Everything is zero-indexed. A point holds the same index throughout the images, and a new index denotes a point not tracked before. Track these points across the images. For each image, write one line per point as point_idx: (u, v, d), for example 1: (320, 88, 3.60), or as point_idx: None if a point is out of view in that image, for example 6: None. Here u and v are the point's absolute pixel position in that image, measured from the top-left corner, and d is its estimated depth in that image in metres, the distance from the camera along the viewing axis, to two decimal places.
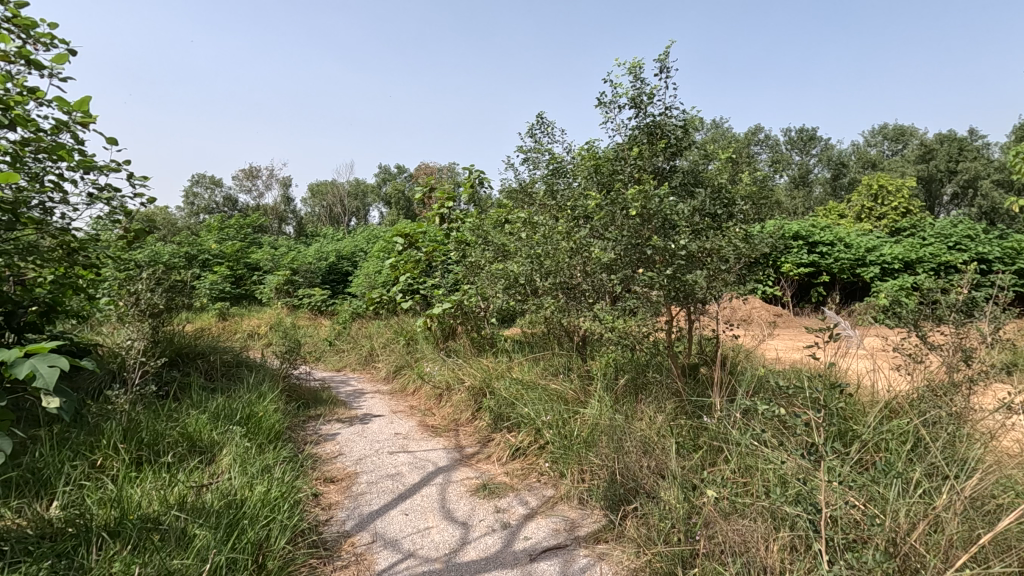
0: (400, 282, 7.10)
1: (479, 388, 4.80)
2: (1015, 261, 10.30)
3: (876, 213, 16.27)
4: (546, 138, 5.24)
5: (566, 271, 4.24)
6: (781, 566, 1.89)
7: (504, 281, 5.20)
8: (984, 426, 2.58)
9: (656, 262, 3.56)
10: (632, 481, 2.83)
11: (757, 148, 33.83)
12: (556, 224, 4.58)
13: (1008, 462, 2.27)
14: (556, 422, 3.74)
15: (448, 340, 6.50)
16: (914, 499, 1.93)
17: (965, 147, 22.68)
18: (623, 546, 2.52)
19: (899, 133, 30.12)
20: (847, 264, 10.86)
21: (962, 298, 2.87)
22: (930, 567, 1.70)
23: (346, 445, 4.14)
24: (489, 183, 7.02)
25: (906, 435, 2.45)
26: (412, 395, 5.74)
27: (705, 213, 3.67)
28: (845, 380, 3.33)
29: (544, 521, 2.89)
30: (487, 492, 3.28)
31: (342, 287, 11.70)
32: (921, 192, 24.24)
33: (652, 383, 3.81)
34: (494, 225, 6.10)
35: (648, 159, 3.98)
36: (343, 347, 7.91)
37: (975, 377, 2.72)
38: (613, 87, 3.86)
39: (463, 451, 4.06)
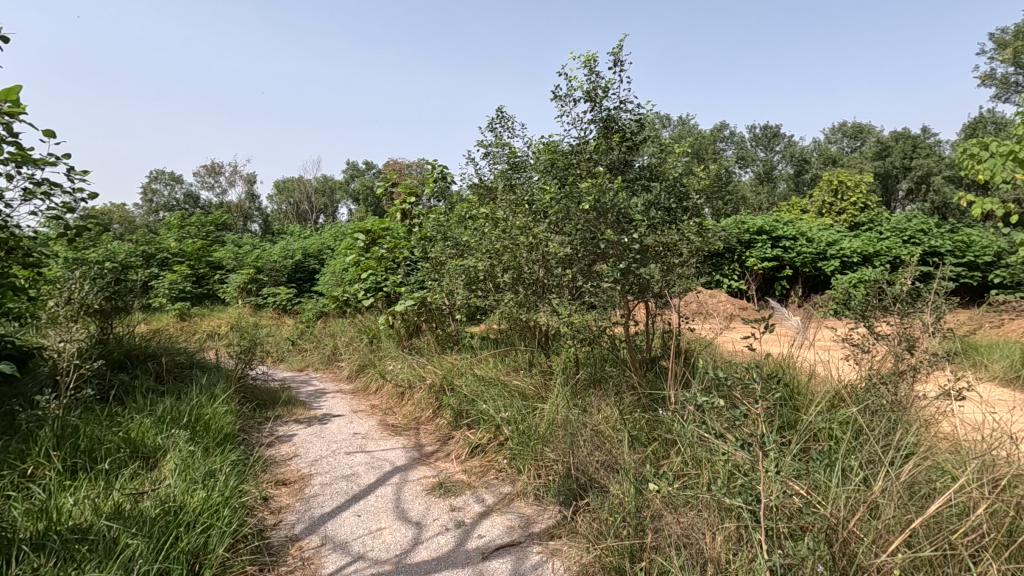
0: (364, 280, 6.97)
1: (440, 386, 4.75)
2: (964, 254, 10.69)
3: (836, 208, 16.71)
4: (506, 131, 5.18)
5: (526, 266, 4.21)
6: (724, 558, 1.90)
7: (466, 277, 5.15)
8: (925, 413, 2.65)
9: (611, 256, 3.56)
10: (585, 476, 2.83)
11: (723, 145, 34.40)
12: (515, 218, 4.54)
13: (944, 446, 2.34)
14: (515, 419, 3.72)
15: (412, 337, 6.42)
16: (853, 487, 1.96)
17: (919, 145, 23.49)
18: (575, 542, 2.51)
19: (858, 131, 31.01)
20: (809, 258, 11.12)
21: (906, 289, 2.94)
22: (865, 552, 1.72)
23: (302, 446, 4.04)
24: (453, 178, 6.94)
25: (849, 424, 2.50)
26: (374, 393, 5.64)
27: (661, 206, 3.70)
28: (797, 371, 3.39)
29: (499, 519, 2.86)
30: (443, 490, 3.23)
31: (309, 285, 11.46)
32: (878, 188, 25.02)
33: (610, 378, 3.82)
34: (457, 221, 6.03)
35: (605, 153, 3.90)
36: (306, 345, 7.73)
37: (918, 365, 2.78)
38: (568, 81, 3.83)
39: (423, 449, 4.00)
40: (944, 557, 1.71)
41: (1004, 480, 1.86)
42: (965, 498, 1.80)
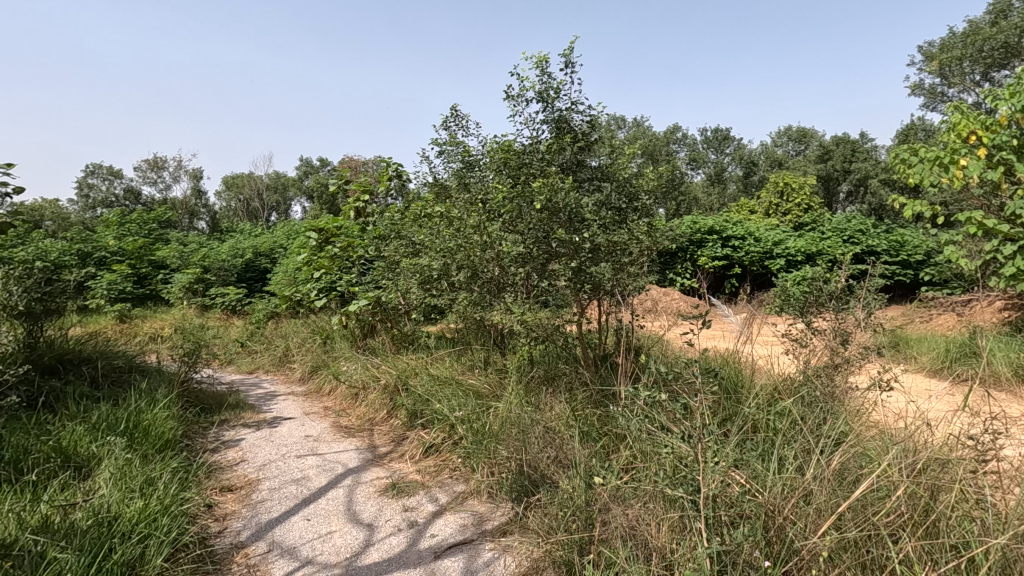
0: (316, 279, 6.80)
1: (395, 386, 4.70)
2: (898, 253, 11.34)
3: (782, 209, 17.39)
4: (461, 130, 5.17)
5: (480, 265, 4.21)
6: (667, 547, 1.97)
7: (420, 276, 5.11)
8: (856, 403, 2.80)
9: (562, 255, 3.62)
10: (537, 472, 2.87)
11: (677, 146, 35.26)
12: (469, 218, 4.54)
13: (872, 433, 2.48)
14: (469, 417, 3.72)
15: (367, 338, 6.32)
16: (789, 474, 2.05)
17: (858, 149, 24.71)
18: (526, 538, 2.54)
19: (802, 134, 32.32)
20: (757, 257, 11.54)
21: (840, 286, 3.10)
22: (798, 535, 1.81)
23: (250, 451, 3.93)
24: (408, 176, 6.87)
25: (785, 416, 2.62)
26: (328, 395, 5.53)
27: (611, 206, 3.79)
28: (741, 366, 3.52)
29: (452, 518, 2.86)
30: (396, 491, 3.20)
31: (260, 285, 11.08)
32: (821, 190, 26.20)
33: (563, 375, 3.88)
34: (412, 219, 5.97)
35: (557, 153, 3.94)
36: (255, 346, 7.50)
37: (851, 358, 2.93)
38: (520, 80, 3.85)
39: (376, 450, 3.95)
40: (870, 538, 1.82)
41: (922, 463, 2.00)
42: (887, 481, 1.93)
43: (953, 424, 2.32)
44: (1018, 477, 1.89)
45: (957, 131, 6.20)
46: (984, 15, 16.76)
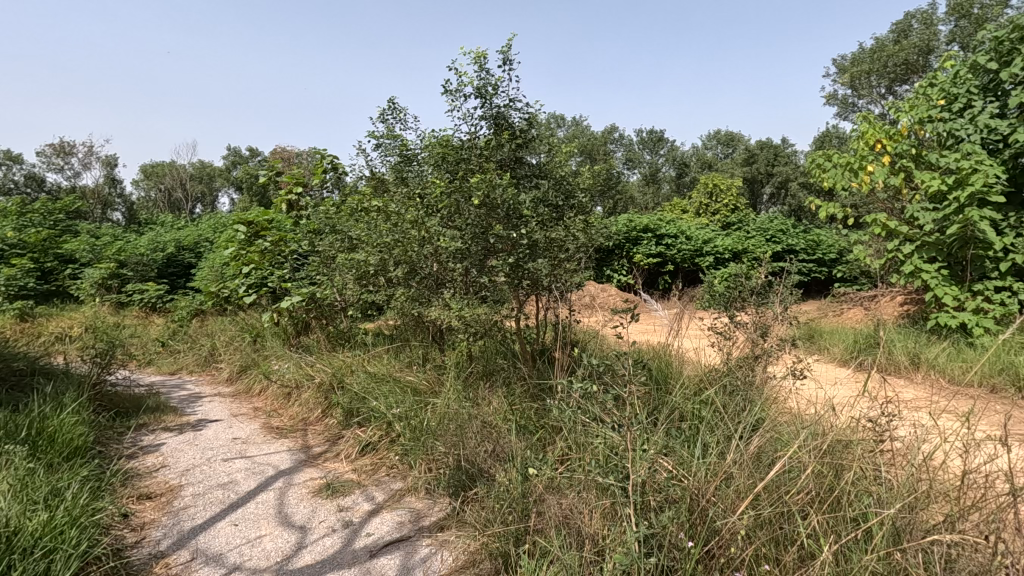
0: (245, 275, 6.49)
1: (330, 385, 4.58)
2: (813, 252, 12.16)
3: (711, 209, 18.22)
4: (398, 123, 5.08)
5: (417, 260, 4.17)
6: (599, 533, 2.04)
7: (356, 271, 5.00)
8: (774, 391, 2.98)
9: (500, 250, 3.65)
10: (474, 466, 2.89)
11: (614, 146, 36.17)
12: (406, 212, 4.48)
13: (786, 419, 2.67)
14: (407, 414, 3.69)
15: (300, 335, 6.10)
16: (711, 459, 2.18)
17: (779, 154, 26.24)
18: (463, 532, 2.55)
19: (730, 138, 33.96)
20: (688, 254, 12.03)
21: (760, 282, 3.30)
22: (720, 516, 1.93)
23: (172, 456, 3.71)
24: (344, 169, 6.68)
25: (709, 405, 2.77)
26: (258, 395, 5.30)
27: (549, 203, 3.86)
28: (671, 358, 3.68)
29: (388, 516, 2.84)
30: (331, 491, 3.13)
31: (183, 280, 10.43)
32: (747, 192, 27.66)
33: (501, 371, 3.91)
34: (348, 213, 5.81)
35: (495, 150, 3.95)
36: (178, 346, 7.07)
37: (770, 350, 3.13)
38: (458, 75, 3.84)
39: (309, 450, 3.84)
40: (782, 516, 1.96)
41: (827, 445, 2.17)
42: (797, 462, 2.08)
43: (855, 409, 2.53)
44: (908, 453, 2.09)
45: (865, 139, 6.72)
46: (889, 33, 18.18)
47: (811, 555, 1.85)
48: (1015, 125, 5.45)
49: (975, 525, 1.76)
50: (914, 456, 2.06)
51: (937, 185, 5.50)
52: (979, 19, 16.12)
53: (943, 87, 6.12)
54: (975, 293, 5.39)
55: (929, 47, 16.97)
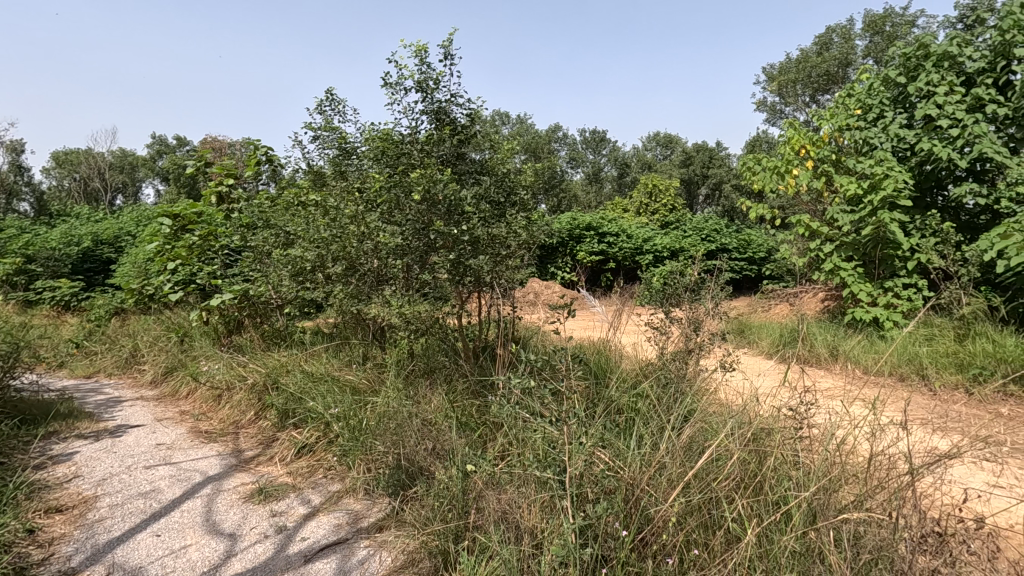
0: (170, 271, 6.12)
1: (264, 385, 4.40)
2: (745, 250, 12.77)
3: (651, 209, 18.78)
4: (337, 115, 4.93)
5: (356, 256, 4.07)
6: (538, 527, 2.07)
7: (292, 267, 4.82)
8: (706, 383, 3.11)
9: (441, 247, 3.62)
10: (414, 465, 2.86)
11: (558, 145, 36.63)
12: (345, 206, 4.36)
13: (715, 409, 2.79)
14: (345, 414, 3.60)
15: (232, 335, 5.83)
16: (645, 450, 2.25)
17: (714, 156, 27.42)
18: (403, 532, 2.52)
19: (668, 140, 35.14)
20: (629, 252, 12.35)
21: (693, 278, 3.43)
22: (652, 504, 2.00)
23: (86, 465, 3.46)
24: (279, 161, 6.41)
25: (644, 398, 2.85)
26: (185, 398, 5.02)
27: (490, 199, 3.86)
28: (610, 353, 3.76)
29: (325, 518, 2.76)
30: (264, 495, 3.01)
31: (101, 277, 9.71)
32: (684, 192, 28.71)
33: (443, 368, 3.88)
34: (284, 207, 5.60)
35: (436, 145, 3.91)
36: (95, 347, 6.58)
37: (702, 344, 3.25)
38: (398, 68, 3.77)
39: (241, 454, 3.68)
40: (711, 502, 2.05)
41: (752, 433, 2.29)
42: (724, 449, 2.19)
43: (778, 399, 2.68)
44: (823, 438, 2.24)
45: (791, 144, 7.13)
46: (812, 45, 19.34)
47: (736, 539, 1.95)
48: (920, 135, 5.94)
49: (880, 503, 1.90)
50: (828, 442, 2.21)
51: (854, 189, 5.91)
52: (890, 36, 17.44)
53: (860, 98, 6.58)
54: (886, 289, 5.83)
55: (847, 60, 18.21)
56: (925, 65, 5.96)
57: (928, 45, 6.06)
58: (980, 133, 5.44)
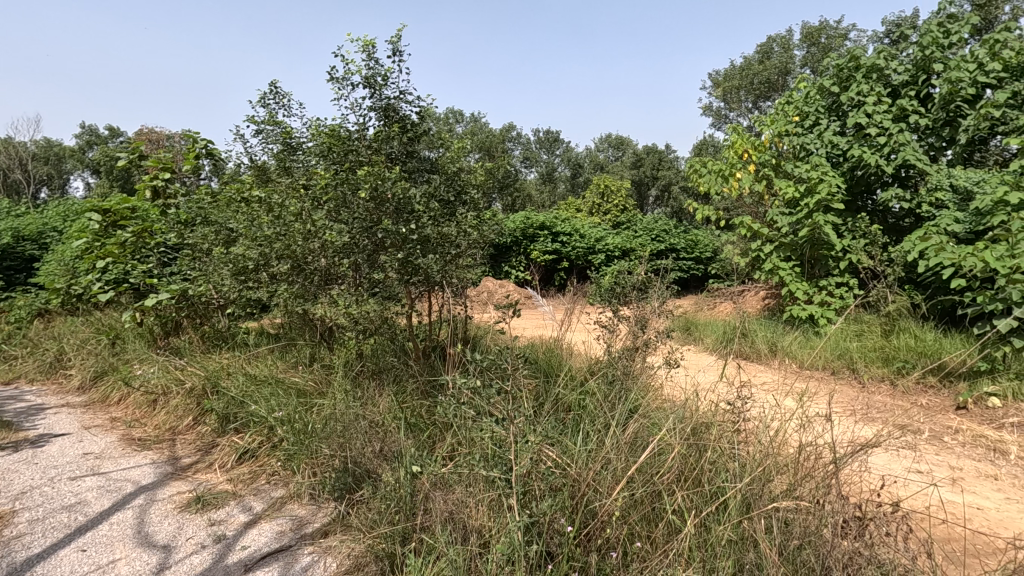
0: (101, 270, 5.76)
1: (203, 389, 4.21)
2: (692, 250, 13.18)
3: (603, 208, 19.08)
4: (282, 109, 4.77)
5: (301, 255, 3.95)
6: (485, 526, 2.07)
7: (233, 265, 4.62)
8: (652, 380, 3.18)
9: (389, 246, 3.56)
10: (361, 468, 2.81)
11: (512, 144, 36.72)
12: (290, 204, 4.23)
13: (659, 405, 2.87)
14: (289, 417, 3.49)
15: (169, 336, 5.55)
16: (590, 447, 2.29)
17: (663, 158, 28.16)
18: (349, 536, 2.47)
19: (620, 142, 35.82)
20: (582, 251, 12.52)
21: (640, 277, 3.51)
22: (597, 499, 2.04)
23: (3, 478, 3.22)
24: (220, 155, 6.15)
25: (591, 395, 2.90)
26: (116, 404, 4.74)
27: (440, 198, 3.83)
28: (560, 351, 3.80)
29: (267, 526, 2.67)
30: (202, 504, 2.88)
31: (23, 276, 9.04)
32: (635, 193, 29.34)
33: (392, 368, 3.83)
34: (226, 203, 5.37)
35: (384, 142, 3.84)
36: (14, 351, 6.12)
37: (649, 341, 3.32)
38: (344, 63, 3.68)
39: (177, 462, 3.51)
40: (653, 495, 2.11)
41: (691, 427, 2.37)
42: (665, 443, 2.26)
43: (718, 393, 2.78)
44: (758, 431, 2.34)
45: (735, 149, 7.42)
46: (754, 53, 20.16)
47: (677, 530, 2.02)
48: (851, 142, 6.29)
49: (809, 491, 2.01)
50: (763, 434, 2.31)
51: (792, 193, 6.19)
52: (825, 47, 18.40)
53: (797, 105, 6.90)
54: (820, 288, 6.15)
55: (786, 69, 19.09)
56: (856, 75, 6.31)
57: (858, 57, 6.43)
58: (903, 142, 5.88)
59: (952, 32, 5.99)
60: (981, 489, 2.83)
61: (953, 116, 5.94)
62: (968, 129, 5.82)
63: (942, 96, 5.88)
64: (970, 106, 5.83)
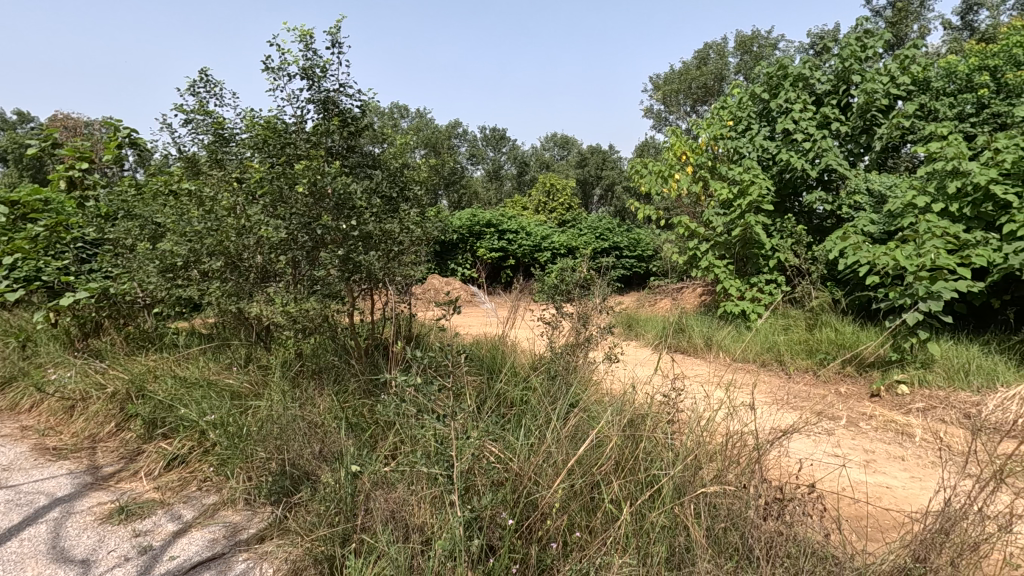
0: (8, 267, 5.31)
1: (127, 394, 3.97)
2: (634, 249, 13.56)
3: (549, 207, 19.30)
4: (213, 98, 4.54)
5: (234, 251, 3.79)
6: (426, 523, 2.07)
7: (160, 262, 4.37)
8: (593, 375, 3.26)
9: (328, 242, 3.48)
10: (299, 470, 2.74)
11: (458, 141, 36.44)
12: (223, 197, 4.04)
13: (600, 399, 2.93)
14: (223, 420, 3.35)
15: (89, 338, 5.18)
16: (532, 442, 2.33)
17: (607, 158, 28.79)
18: (286, 541, 2.41)
19: (565, 141, 36.24)
20: (528, 249, 12.63)
21: (582, 275, 3.57)
22: (537, 492, 2.08)
23: None
24: (145, 145, 5.78)
25: (533, 391, 2.93)
26: (28, 411, 4.39)
27: (382, 194, 3.78)
28: (504, 348, 3.82)
29: (198, 534, 2.56)
30: (125, 514, 2.72)
31: None
32: (580, 193, 29.83)
33: (333, 368, 3.75)
34: (152, 197, 5.07)
35: (323, 136, 3.73)
36: None
37: (591, 337, 3.39)
38: (281, 52, 3.55)
39: (98, 471, 3.30)
40: (591, 486, 2.18)
41: (628, 419, 2.45)
42: (603, 435, 2.33)
43: (655, 386, 2.88)
44: (691, 422, 2.44)
45: (674, 150, 7.69)
46: (692, 58, 20.95)
47: (613, 519, 2.09)
48: (780, 147, 6.64)
49: (735, 476, 2.13)
50: (694, 424, 2.42)
51: (726, 194, 6.48)
52: (757, 56, 19.35)
53: (731, 110, 7.23)
54: (752, 285, 6.47)
55: (721, 75, 20.00)
56: (784, 84, 6.69)
57: (786, 67, 6.80)
58: (826, 148, 6.28)
59: (868, 46, 6.43)
60: (890, 469, 3.08)
61: (869, 124, 6.37)
62: (882, 138, 6.29)
63: (859, 106, 6.31)
64: (884, 116, 6.27)
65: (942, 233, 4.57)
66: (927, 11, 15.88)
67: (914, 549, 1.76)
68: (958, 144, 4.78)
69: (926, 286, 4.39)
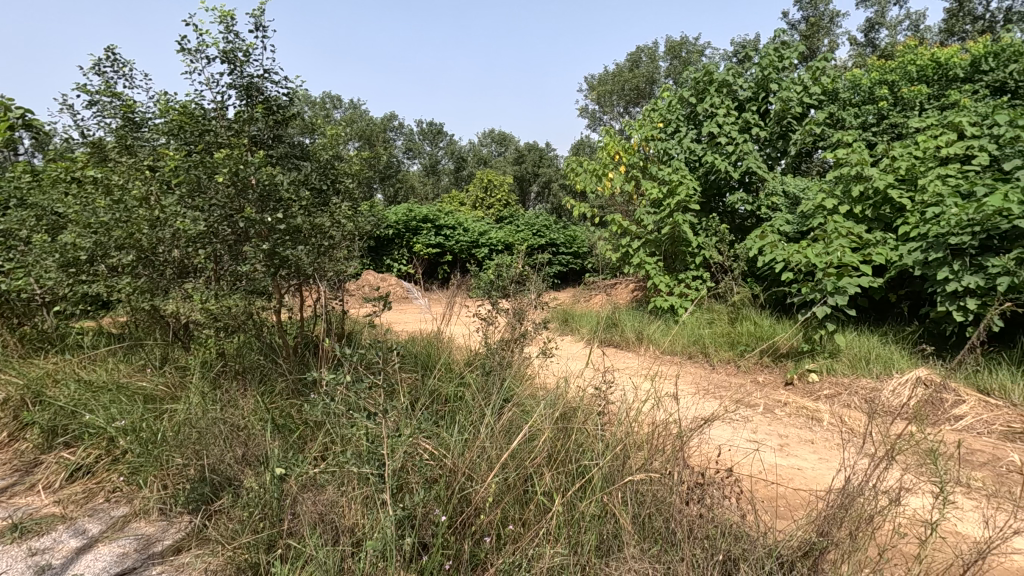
0: None
1: (23, 400, 3.61)
2: (570, 245, 13.83)
3: (486, 203, 19.29)
4: (122, 79, 4.20)
5: (147, 245, 3.52)
6: (357, 524, 2.02)
7: (60, 256, 4.00)
8: (528, 370, 3.29)
9: (252, 236, 3.31)
10: (221, 475, 2.60)
11: (393, 134, 35.66)
12: (134, 186, 3.74)
13: (534, 394, 2.97)
14: (134, 426, 3.12)
15: None
16: (466, 438, 2.33)
17: (544, 156, 29.13)
18: (206, 551, 2.28)
19: (503, 138, 36.31)
20: (465, 245, 12.57)
21: (517, 270, 3.59)
22: (470, 487, 2.08)
23: None
24: (43, 128, 5.26)
25: (468, 388, 2.92)
26: None
27: (311, 186, 3.63)
28: (439, 345, 3.78)
29: (106, 549, 2.37)
30: (19, 533, 2.48)
31: None
32: (518, 189, 30.01)
33: (258, 368, 3.57)
34: (52, 184, 4.62)
35: (247, 123, 3.54)
36: None
37: (527, 333, 3.42)
38: (199, 33, 3.33)
39: None
40: (525, 479, 2.20)
41: (561, 413, 2.50)
42: (536, 429, 2.36)
43: (587, 380, 2.94)
44: (621, 413, 2.52)
45: (608, 150, 7.89)
46: (625, 61, 21.56)
47: (546, 510, 2.13)
48: (705, 149, 6.97)
49: (660, 463, 2.22)
50: (623, 415, 2.50)
51: (656, 193, 6.72)
52: (685, 61, 20.18)
53: (661, 112, 7.50)
54: (680, 281, 6.75)
55: (653, 78, 20.72)
56: (709, 89, 7.03)
57: (712, 73, 7.13)
58: (747, 151, 6.65)
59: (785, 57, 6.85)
60: (801, 452, 3.32)
61: (785, 130, 6.79)
62: (797, 143, 6.73)
63: (776, 113, 6.72)
64: (798, 122, 6.71)
65: (847, 232, 4.95)
66: (835, 28, 17.15)
67: (818, 524, 1.90)
68: (861, 151, 5.19)
69: (834, 281, 4.75)
